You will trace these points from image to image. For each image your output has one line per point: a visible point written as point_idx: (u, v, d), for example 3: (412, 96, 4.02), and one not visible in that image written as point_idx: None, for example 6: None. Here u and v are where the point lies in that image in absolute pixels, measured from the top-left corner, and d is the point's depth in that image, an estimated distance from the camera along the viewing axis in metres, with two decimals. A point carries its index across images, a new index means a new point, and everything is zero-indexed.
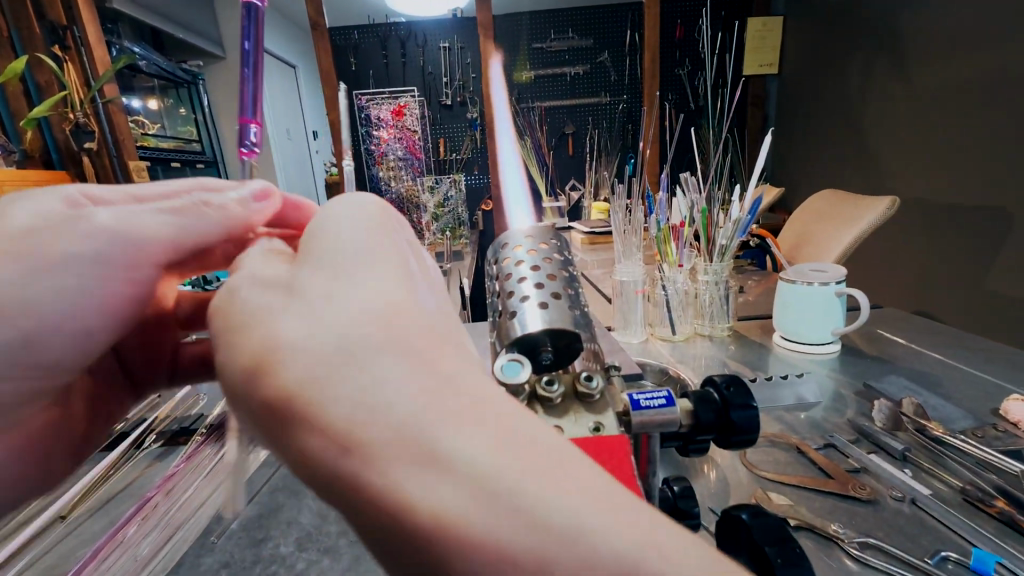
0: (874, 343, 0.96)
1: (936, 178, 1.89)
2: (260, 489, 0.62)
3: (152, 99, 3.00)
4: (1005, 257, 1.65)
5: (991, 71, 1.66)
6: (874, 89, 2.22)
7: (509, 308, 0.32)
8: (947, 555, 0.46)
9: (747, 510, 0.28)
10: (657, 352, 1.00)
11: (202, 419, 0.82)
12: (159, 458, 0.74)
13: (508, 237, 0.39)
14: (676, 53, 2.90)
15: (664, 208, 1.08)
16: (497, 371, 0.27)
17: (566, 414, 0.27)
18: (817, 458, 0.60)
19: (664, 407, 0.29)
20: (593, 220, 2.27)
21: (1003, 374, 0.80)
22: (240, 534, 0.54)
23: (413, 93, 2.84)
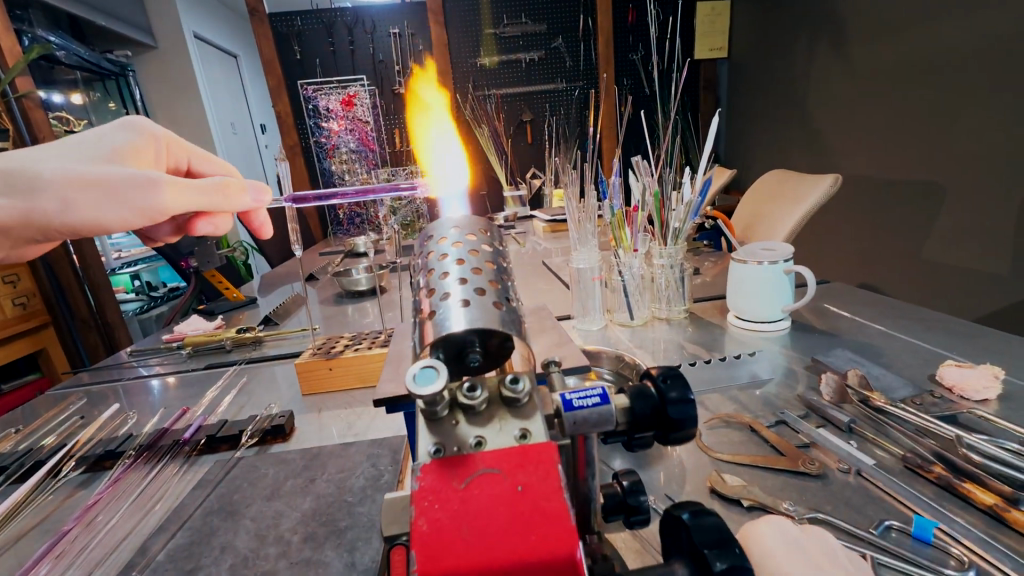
0: (821, 318, 0.98)
1: (877, 156, 1.97)
2: (194, 512, 0.57)
3: (75, 93, 2.76)
4: (938, 230, 1.75)
5: (922, 52, 1.74)
6: (817, 71, 2.28)
7: (430, 306, 0.29)
8: (891, 524, 0.47)
9: (688, 509, 0.27)
10: (616, 338, 0.99)
11: (131, 439, 0.75)
12: (81, 485, 0.67)
13: (435, 228, 0.36)
14: (629, 38, 2.90)
15: (617, 193, 1.07)
16: (410, 381, 0.24)
17: (490, 422, 0.25)
18: (769, 436, 0.60)
19: (599, 405, 0.27)
20: (553, 208, 2.25)
21: (938, 342, 0.84)
22: (167, 566, 0.50)
23: (362, 82, 2.76)
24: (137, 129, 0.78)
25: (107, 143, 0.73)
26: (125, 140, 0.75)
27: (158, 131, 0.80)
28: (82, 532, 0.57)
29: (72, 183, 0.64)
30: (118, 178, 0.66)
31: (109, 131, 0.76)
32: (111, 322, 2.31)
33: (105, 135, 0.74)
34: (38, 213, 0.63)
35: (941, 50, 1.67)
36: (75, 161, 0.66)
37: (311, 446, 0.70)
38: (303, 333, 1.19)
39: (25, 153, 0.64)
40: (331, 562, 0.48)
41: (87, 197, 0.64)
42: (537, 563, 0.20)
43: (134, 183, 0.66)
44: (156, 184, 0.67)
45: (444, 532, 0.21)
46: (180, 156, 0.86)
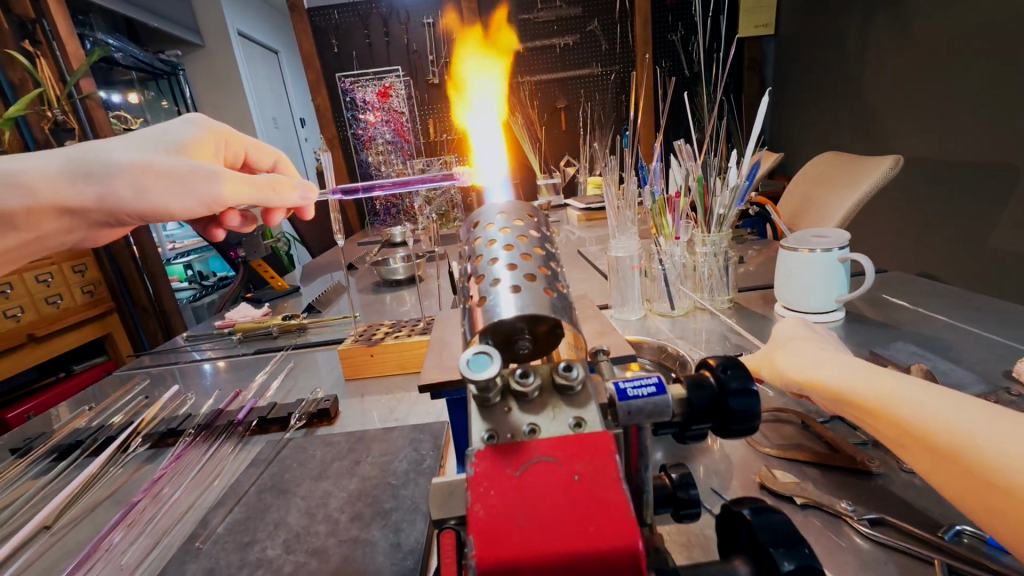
0: (879, 309, 0.92)
1: (941, 135, 1.82)
2: (249, 489, 0.60)
3: (131, 93, 2.93)
4: (1011, 214, 1.61)
5: (995, 18, 1.59)
6: (875, 44, 2.13)
7: (481, 293, 0.29)
8: (962, 529, 0.44)
9: (749, 506, 0.26)
10: (655, 329, 0.97)
11: (190, 419, 0.79)
12: (148, 460, 0.72)
13: (481, 214, 0.36)
14: (668, 18, 2.79)
15: (658, 178, 1.03)
16: (463, 368, 0.24)
17: (543, 410, 0.25)
18: (823, 431, 0.57)
19: (655, 395, 0.26)
20: (589, 195, 2.21)
21: (1015, 335, 0.77)
22: (226, 538, 0.53)
23: (397, 72, 2.79)
24: (200, 124, 0.82)
25: (174, 135, 0.76)
26: (189, 132, 0.78)
27: (219, 127, 0.83)
28: (150, 503, 0.62)
29: (142, 171, 0.66)
30: (182, 168, 0.69)
31: (175, 124, 0.79)
32: (167, 309, 2.46)
33: (170, 127, 0.78)
34: (112, 198, 0.66)
35: (1017, 15, 1.52)
36: (145, 152, 0.69)
37: (354, 430, 0.72)
38: (345, 321, 1.22)
39: (100, 145, 0.67)
40: (378, 542, 0.49)
41: (157, 186, 0.67)
42: (596, 553, 0.20)
43: (196, 175, 0.70)
44: (216, 176, 0.71)
45: (500, 518, 0.21)
46: (237, 149, 0.90)
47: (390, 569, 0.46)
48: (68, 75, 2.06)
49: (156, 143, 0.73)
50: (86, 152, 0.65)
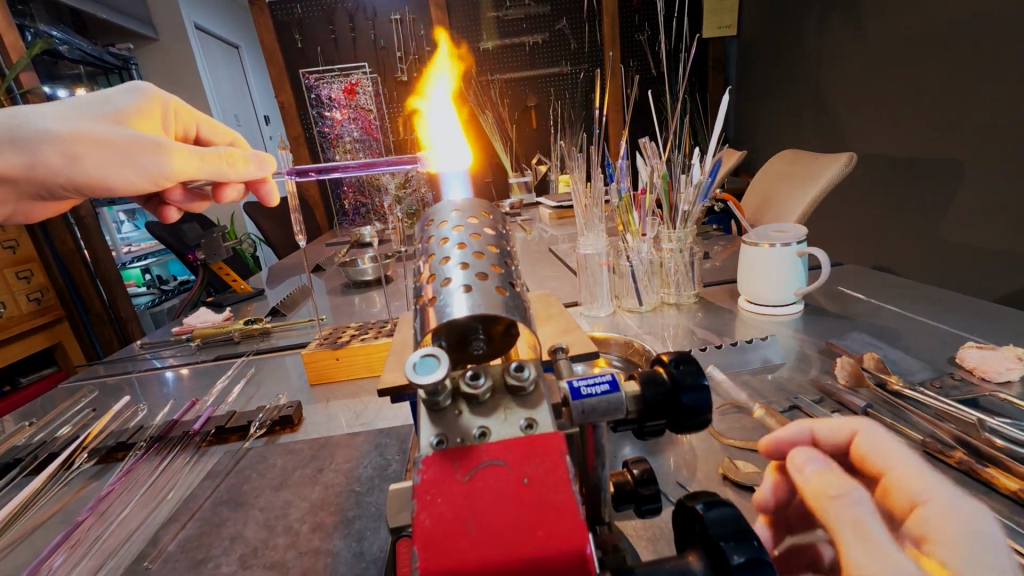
0: (836, 301, 0.96)
1: (891, 133, 1.92)
2: (204, 503, 0.57)
3: (79, 88, 2.75)
4: (954, 208, 1.70)
5: (940, 23, 1.68)
6: (830, 47, 2.21)
7: (432, 292, 0.28)
8: None
9: (703, 500, 0.25)
10: (624, 325, 0.98)
11: (142, 431, 0.75)
12: (95, 476, 0.68)
13: (436, 211, 0.35)
14: (635, 17, 2.82)
15: (625, 176, 1.06)
16: (410, 372, 0.23)
17: (494, 412, 0.24)
18: (782, 422, 0.59)
19: (608, 393, 0.26)
20: (559, 193, 2.22)
21: (958, 323, 0.81)
22: (178, 556, 0.50)
23: (364, 69, 2.73)
24: (143, 93, 0.79)
25: (114, 104, 0.73)
26: (132, 102, 0.75)
27: (164, 98, 0.80)
28: (96, 522, 0.58)
29: (79, 139, 0.64)
30: (126, 140, 0.67)
31: (117, 92, 0.76)
32: (123, 316, 2.30)
33: (111, 95, 0.75)
34: (43, 167, 0.63)
35: (960, 21, 1.61)
36: (84, 122, 0.66)
37: (319, 436, 0.70)
38: (310, 324, 1.18)
39: (29, 108, 0.64)
40: (340, 552, 0.47)
41: (95, 157, 0.65)
42: (546, 559, 0.19)
43: (141, 147, 0.67)
44: (162, 148, 0.68)
45: (446, 526, 0.20)
46: (186, 122, 0.86)
47: None
48: (6, 68, 1.92)
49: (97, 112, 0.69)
50: (13, 119, 0.62)
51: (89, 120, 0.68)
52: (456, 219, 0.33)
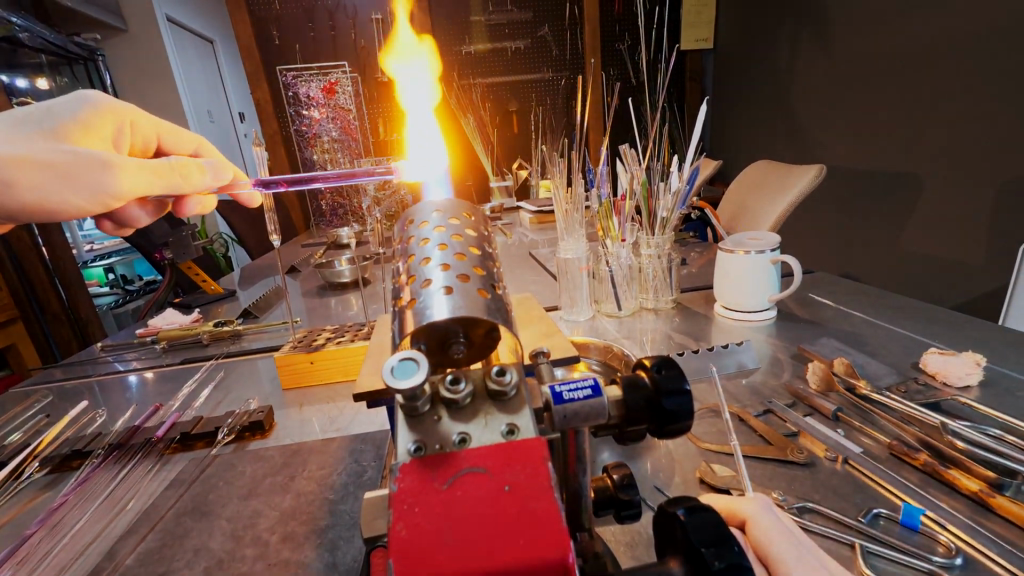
0: (806, 307, 0.99)
1: (858, 147, 1.99)
2: (167, 514, 0.55)
3: (40, 78, 2.61)
4: (915, 220, 1.78)
5: (902, 44, 1.76)
6: (801, 63, 2.29)
7: (411, 294, 0.27)
8: (879, 512, 0.47)
9: (683, 505, 0.26)
10: (603, 329, 0.98)
11: (100, 439, 0.71)
12: (47, 487, 0.64)
13: (416, 211, 0.34)
14: (616, 27, 2.87)
15: (606, 182, 1.06)
16: (388, 378, 0.22)
17: (475, 417, 0.23)
18: (757, 426, 0.60)
19: (591, 398, 0.25)
20: (540, 198, 2.23)
21: (921, 330, 0.84)
22: (137, 570, 0.47)
23: (344, 68, 2.66)
24: (93, 105, 0.75)
25: (57, 115, 0.69)
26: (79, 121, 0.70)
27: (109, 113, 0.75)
28: (47, 535, 0.54)
29: (26, 162, 0.61)
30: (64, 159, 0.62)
31: (63, 104, 0.72)
32: (84, 319, 2.19)
33: (55, 104, 0.71)
34: None
35: (919, 42, 1.69)
36: (25, 142, 0.62)
37: (291, 442, 0.68)
38: (283, 327, 1.15)
39: None
40: (312, 562, 0.46)
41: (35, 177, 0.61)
42: (528, 569, 0.19)
43: (85, 165, 0.63)
44: (111, 166, 0.64)
45: (424, 538, 0.19)
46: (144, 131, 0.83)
47: None
48: None
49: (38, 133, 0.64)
50: None
51: (26, 134, 0.64)
52: (438, 220, 0.32)
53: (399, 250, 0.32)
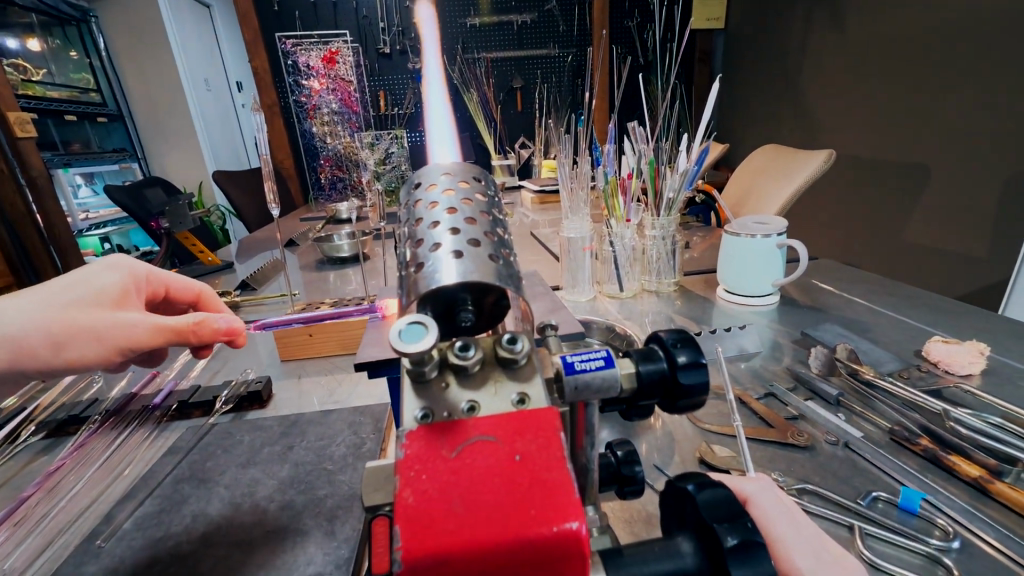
0: (808, 293, 0.98)
1: (866, 135, 1.96)
2: (165, 480, 0.54)
3: (30, 39, 2.56)
4: (919, 211, 1.77)
5: (917, 29, 1.71)
6: (812, 47, 2.24)
7: (418, 258, 0.26)
8: (878, 495, 0.47)
9: (693, 481, 0.25)
10: (604, 310, 0.98)
11: (97, 404, 0.71)
12: (45, 450, 0.64)
13: (423, 175, 0.32)
14: (625, 4, 2.79)
15: (611, 161, 1.05)
16: (395, 340, 0.21)
17: (483, 385, 0.23)
18: (758, 408, 0.60)
19: (603, 369, 0.25)
20: (543, 178, 2.20)
21: (924, 318, 0.84)
22: (134, 534, 0.47)
23: (345, 37, 2.59)
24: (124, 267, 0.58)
25: (90, 280, 0.53)
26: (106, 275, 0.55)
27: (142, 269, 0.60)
28: (44, 498, 0.54)
29: (46, 329, 0.49)
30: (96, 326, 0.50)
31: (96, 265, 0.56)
32: None
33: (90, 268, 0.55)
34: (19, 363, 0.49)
35: (935, 27, 1.64)
36: (47, 307, 0.50)
37: (289, 413, 0.67)
38: (282, 299, 1.14)
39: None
40: (310, 531, 0.46)
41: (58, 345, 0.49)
42: (540, 537, 0.18)
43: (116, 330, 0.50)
44: (134, 328, 0.51)
45: (432, 505, 0.19)
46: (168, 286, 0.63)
47: (322, 558, 0.43)
48: None
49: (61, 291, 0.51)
50: None
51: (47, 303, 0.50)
52: (448, 183, 0.31)
53: (406, 215, 0.31)
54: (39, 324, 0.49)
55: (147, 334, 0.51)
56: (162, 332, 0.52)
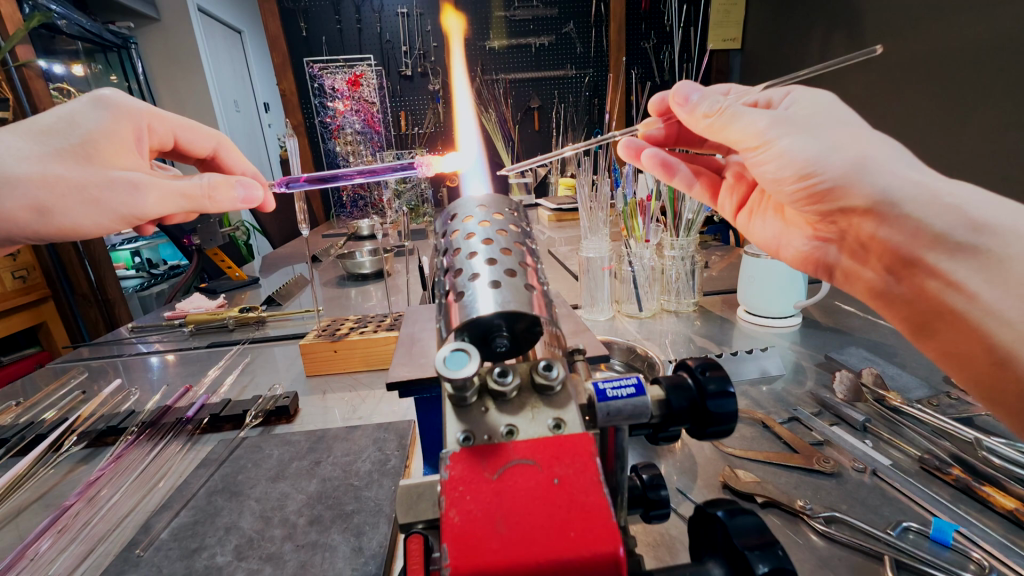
0: (831, 315, 0.97)
1: None
2: (199, 492, 0.56)
3: (76, 64, 2.68)
4: None
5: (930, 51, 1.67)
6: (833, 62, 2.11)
7: (457, 287, 0.28)
8: (909, 525, 0.46)
9: (723, 507, 0.26)
10: (623, 330, 0.98)
11: (134, 416, 0.73)
12: (84, 460, 0.67)
13: (458, 206, 0.34)
14: (642, 25, 2.83)
15: (631, 182, 1.06)
16: (440, 366, 0.23)
17: (521, 410, 0.24)
18: (782, 433, 0.59)
19: (634, 396, 0.26)
20: (560, 196, 2.22)
21: None
22: (171, 544, 0.49)
23: (369, 61, 2.68)
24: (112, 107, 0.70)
25: (84, 130, 0.66)
26: (101, 123, 0.67)
27: (138, 109, 0.73)
28: (84, 507, 0.56)
29: (44, 188, 0.63)
30: (96, 180, 0.65)
31: (84, 109, 0.67)
32: (111, 298, 2.11)
33: (75, 112, 0.66)
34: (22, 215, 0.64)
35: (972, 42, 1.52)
36: (50, 158, 0.63)
37: (315, 429, 0.69)
38: (307, 315, 1.17)
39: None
40: (338, 547, 0.47)
41: (61, 201, 0.64)
42: (579, 559, 0.19)
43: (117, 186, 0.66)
44: (138, 188, 0.67)
45: (476, 524, 0.20)
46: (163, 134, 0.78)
47: (350, 574, 0.44)
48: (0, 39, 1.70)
49: (61, 140, 0.64)
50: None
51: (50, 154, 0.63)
52: (482, 215, 0.33)
53: (443, 244, 0.32)
54: (39, 173, 0.62)
55: (154, 200, 0.68)
56: (172, 197, 0.69)
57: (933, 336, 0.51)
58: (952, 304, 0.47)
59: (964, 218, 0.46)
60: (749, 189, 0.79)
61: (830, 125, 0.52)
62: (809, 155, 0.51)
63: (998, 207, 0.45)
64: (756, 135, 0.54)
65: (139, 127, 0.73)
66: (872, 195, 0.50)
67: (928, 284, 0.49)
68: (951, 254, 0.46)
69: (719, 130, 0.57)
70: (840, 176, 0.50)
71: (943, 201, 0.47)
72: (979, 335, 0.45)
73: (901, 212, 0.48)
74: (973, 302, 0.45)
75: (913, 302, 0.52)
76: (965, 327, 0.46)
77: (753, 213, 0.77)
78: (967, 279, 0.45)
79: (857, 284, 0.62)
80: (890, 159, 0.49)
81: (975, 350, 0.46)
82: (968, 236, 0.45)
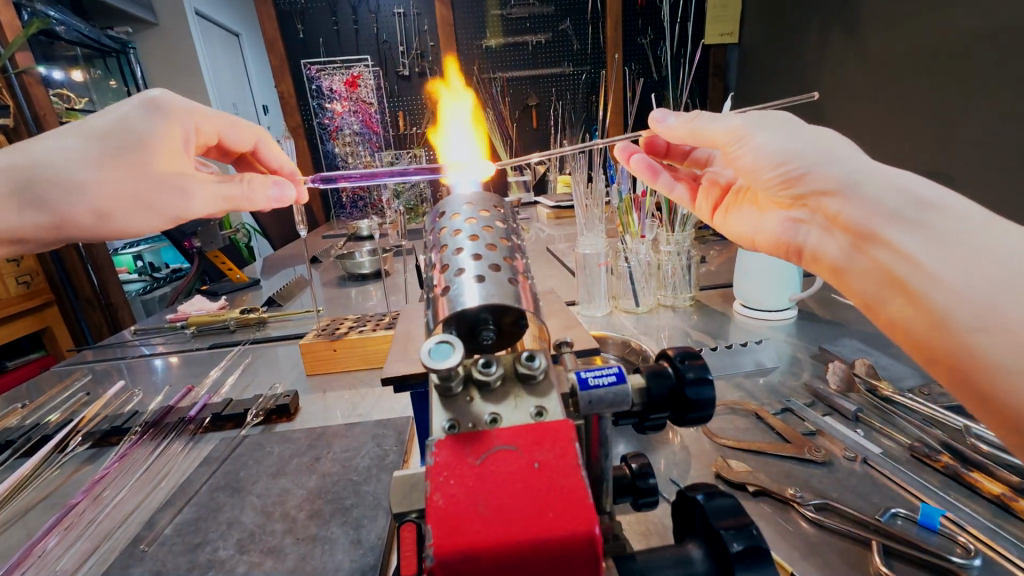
0: (826, 307, 0.98)
1: (885, 145, 1.80)
2: (202, 488, 0.57)
3: (75, 70, 2.69)
4: None
5: None
6: (831, 56, 2.05)
7: (444, 282, 0.29)
8: (897, 511, 0.46)
9: (703, 491, 0.27)
10: (620, 325, 0.99)
11: (136, 417, 0.75)
12: (89, 460, 0.68)
13: (446, 204, 0.35)
14: (638, 21, 2.80)
15: (625, 181, 1.12)
16: (425, 358, 0.24)
17: (504, 399, 0.25)
18: (775, 424, 0.60)
19: (615, 385, 0.27)
20: (558, 194, 2.22)
21: None
22: (175, 540, 0.50)
23: (366, 62, 2.69)
24: (165, 109, 0.68)
25: (135, 135, 0.65)
26: (153, 128, 0.66)
27: (188, 111, 0.70)
28: (89, 506, 0.58)
29: None
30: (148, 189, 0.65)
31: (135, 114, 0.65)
32: (114, 303, 2.10)
33: (127, 116, 0.65)
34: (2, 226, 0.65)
35: (966, 33, 1.45)
36: (105, 169, 0.63)
37: (315, 426, 0.70)
38: (307, 315, 1.18)
39: (46, 155, 0.61)
40: (338, 539, 0.48)
41: None
42: (554, 539, 0.20)
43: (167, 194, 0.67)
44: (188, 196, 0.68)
45: (457, 506, 0.21)
46: (210, 134, 0.75)
47: (350, 566, 0.45)
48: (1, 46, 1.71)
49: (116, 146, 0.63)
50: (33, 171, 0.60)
51: (101, 163, 0.62)
52: (470, 211, 0.34)
53: (431, 244, 0.33)
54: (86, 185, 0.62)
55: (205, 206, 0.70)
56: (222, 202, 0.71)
57: (878, 315, 0.44)
58: (895, 276, 0.42)
59: (911, 197, 0.42)
60: (721, 192, 0.76)
61: (798, 125, 0.53)
62: (781, 147, 0.52)
63: (946, 191, 0.42)
64: (732, 131, 0.56)
65: (187, 130, 0.70)
66: (836, 180, 0.48)
67: (876, 257, 0.43)
68: (901, 225, 0.42)
69: (701, 133, 0.60)
70: (810, 165, 0.50)
71: (896, 184, 0.44)
72: (924, 308, 0.39)
73: (859, 189, 0.46)
74: (920, 273, 0.40)
75: (862, 280, 0.46)
76: (911, 303, 0.40)
77: (729, 212, 0.73)
78: (915, 248, 0.40)
79: (819, 270, 0.54)
80: (854, 154, 0.49)
81: (923, 324, 0.39)
82: (917, 214, 0.41)
